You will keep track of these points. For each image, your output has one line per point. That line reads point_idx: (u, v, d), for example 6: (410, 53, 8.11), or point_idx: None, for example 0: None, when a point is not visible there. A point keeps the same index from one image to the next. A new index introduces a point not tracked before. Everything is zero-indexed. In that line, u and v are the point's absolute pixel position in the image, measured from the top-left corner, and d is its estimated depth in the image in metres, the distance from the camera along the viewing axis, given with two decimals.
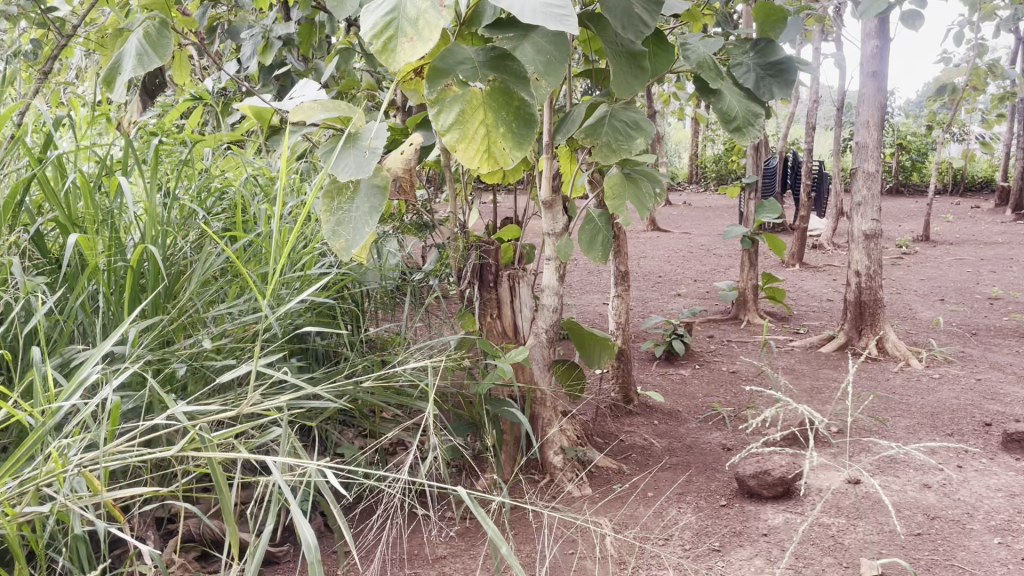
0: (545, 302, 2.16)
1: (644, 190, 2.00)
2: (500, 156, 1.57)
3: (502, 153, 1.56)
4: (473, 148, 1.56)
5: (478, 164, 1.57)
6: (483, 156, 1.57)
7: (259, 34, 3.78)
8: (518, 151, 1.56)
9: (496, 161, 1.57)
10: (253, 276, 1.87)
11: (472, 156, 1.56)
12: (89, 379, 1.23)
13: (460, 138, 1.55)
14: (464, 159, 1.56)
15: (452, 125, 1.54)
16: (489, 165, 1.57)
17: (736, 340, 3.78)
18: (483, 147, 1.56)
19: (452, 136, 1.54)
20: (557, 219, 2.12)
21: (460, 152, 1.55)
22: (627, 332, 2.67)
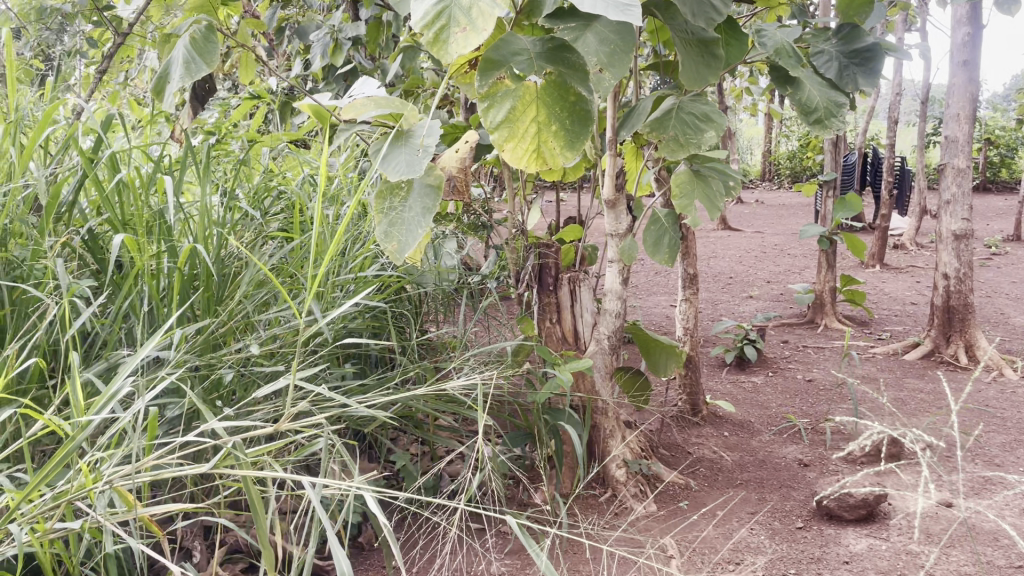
0: (607, 306, 2.05)
1: (714, 188, 1.87)
2: (550, 156, 1.47)
3: (553, 153, 1.47)
4: (522, 147, 1.48)
5: (527, 163, 1.48)
6: (533, 156, 1.48)
7: (325, 34, 3.77)
8: (570, 152, 1.46)
9: (546, 161, 1.47)
10: (304, 279, 1.81)
11: (521, 154, 1.48)
12: (122, 390, 1.18)
13: (509, 135, 1.47)
14: (512, 157, 1.48)
15: (502, 120, 1.45)
16: (538, 164, 1.48)
17: (813, 345, 3.59)
18: (533, 145, 1.47)
19: (500, 133, 1.46)
20: (621, 219, 2.01)
21: (509, 150, 1.47)
22: (695, 337, 2.54)
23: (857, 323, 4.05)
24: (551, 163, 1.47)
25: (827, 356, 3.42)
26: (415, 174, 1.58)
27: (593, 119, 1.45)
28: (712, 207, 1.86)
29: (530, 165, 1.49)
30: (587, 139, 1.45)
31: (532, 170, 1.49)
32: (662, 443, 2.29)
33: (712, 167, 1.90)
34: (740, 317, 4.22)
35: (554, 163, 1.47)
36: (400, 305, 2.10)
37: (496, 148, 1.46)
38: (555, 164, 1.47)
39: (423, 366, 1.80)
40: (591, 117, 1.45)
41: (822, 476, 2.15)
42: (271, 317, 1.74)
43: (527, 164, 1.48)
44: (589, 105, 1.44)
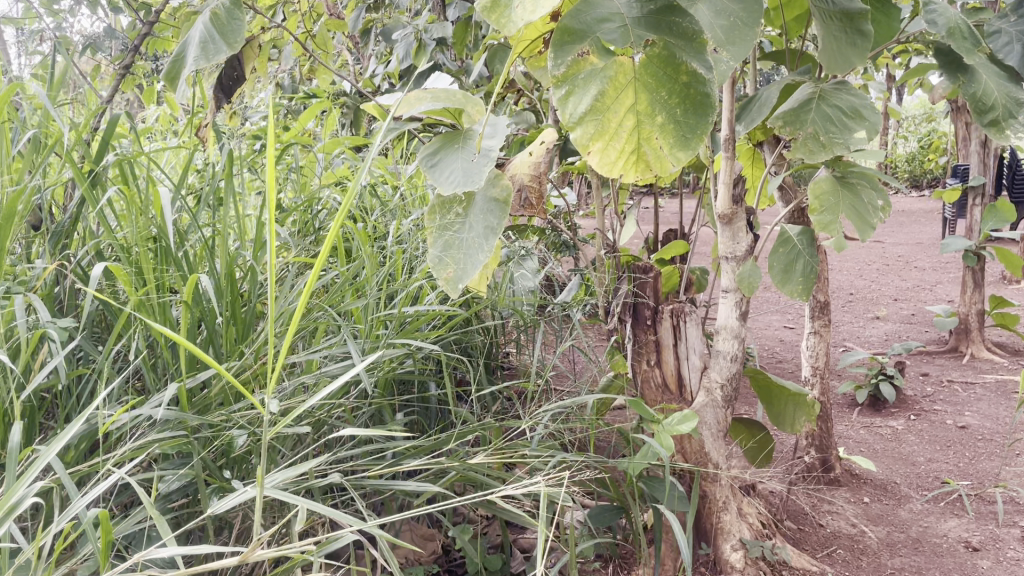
0: (718, 347, 1.63)
1: (866, 201, 1.44)
2: (655, 159, 1.10)
3: (658, 156, 1.09)
4: (616, 148, 1.11)
5: (621, 170, 1.12)
6: (631, 159, 1.11)
7: (409, 35, 3.49)
8: (681, 155, 1.06)
9: (648, 165, 1.10)
10: (343, 314, 1.48)
11: (614, 159, 1.12)
12: (28, 496, 0.85)
13: (596, 134, 1.09)
14: (602, 162, 1.12)
15: (586, 113, 1.08)
16: (638, 171, 1.11)
17: (961, 381, 3.05)
18: (630, 146, 1.10)
19: (584, 132, 1.09)
20: (740, 238, 1.59)
21: (596, 153, 1.11)
22: (826, 379, 2.09)
23: (1009, 354, 3.45)
24: (655, 167, 1.10)
25: (981, 395, 2.87)
26: (473, 187, 1.22)
27: (716, 105, 1.04)
28: (864, 226, 1.42)
29: (628, 172, 1.12)
30: (705, 134, 1.05)
31: (629, 179, 1.12)
32: (787, 513, 1.86)
33: (865, 176, 1.47)
34: (868, 342, 3.68)
35: (659, 168, 1.10)
36: (467, 337, 1.74)
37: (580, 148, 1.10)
38: (662, 169, 1.10)
39: (484, 427, 1.42)
40: (710, 103, 1.04)
41: (1000, 569, 1.69)
42: (301, 362, 1.41)
43: (621, 171, 1.12)
44: (708, 85, 1.03)
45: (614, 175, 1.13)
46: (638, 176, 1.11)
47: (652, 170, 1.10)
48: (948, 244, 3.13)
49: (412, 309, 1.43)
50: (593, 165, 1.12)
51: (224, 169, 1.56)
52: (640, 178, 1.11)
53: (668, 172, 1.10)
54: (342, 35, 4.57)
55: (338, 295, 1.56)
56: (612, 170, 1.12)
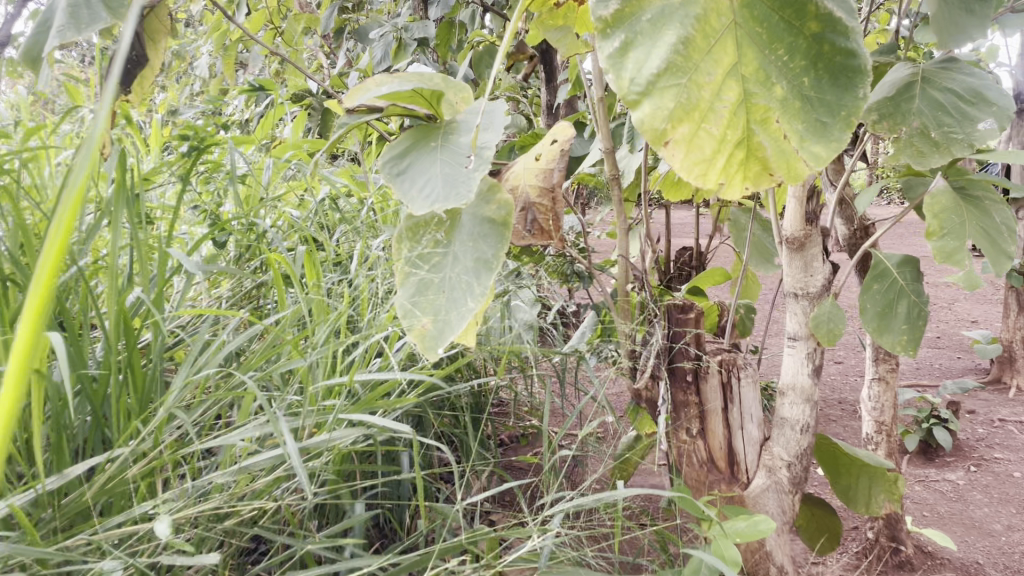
0: (783, 413, 1.24)
1: (999, 221, 1.05)
2: (781, 155, 0.60)
3: (784, 151, 0.60)
4: (711, 135, 0.61)
5: (722, 179, 0.63)
6: (737, 157, 0.62)
7: (387, 33, 3.07)
8: (817, 151, 0.59)
9: (766, 167, 0.61)
10: (281, 378, 1.07)
11: (711, 157, 0.62)
12: None
13: (677, 113, 0.60)
14: (690, 162, 0.62)
15: (659, 76, 0.60)
16: (746, 182, 0.62)
17: (1014, 420, 2.68)
18: (736, 132, 0.61)
19: (658, 109, 0.60)
20: (814, 270, 1.20)
21: (680, 146, 0.61)
22: (891, 436, 1.70)
23: None
24: (782, 170, 0.61)
25: None
26: (463, 205, 0.82)
27: (868, 71, 0.58)
28: (998, 255, 1.03)
29: (732, 181, 0.63)
30: (856, 119, 0.58)
31: (731, 195, 0.63)
32: None
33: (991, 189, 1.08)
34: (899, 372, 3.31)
35: (787, 171, 0.60)
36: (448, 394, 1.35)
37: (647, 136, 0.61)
38: (792, 175, 0.60)
39: (475, 538, 1.02)
40: (858, 65, 0.58)
41: None
42: (219, 448, 0.99)
43: (721, 180, 0.63)
44: (852, 37, 0.58)
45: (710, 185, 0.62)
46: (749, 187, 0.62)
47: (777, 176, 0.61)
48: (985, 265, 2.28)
49: (374, 371, 1.03)
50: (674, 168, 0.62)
51: (122, 177, 1.16)
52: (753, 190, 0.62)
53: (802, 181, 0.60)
54: (316, 36, 4.19)
55: (279, 349, 1.16)
56: (705, 176, 0.62)
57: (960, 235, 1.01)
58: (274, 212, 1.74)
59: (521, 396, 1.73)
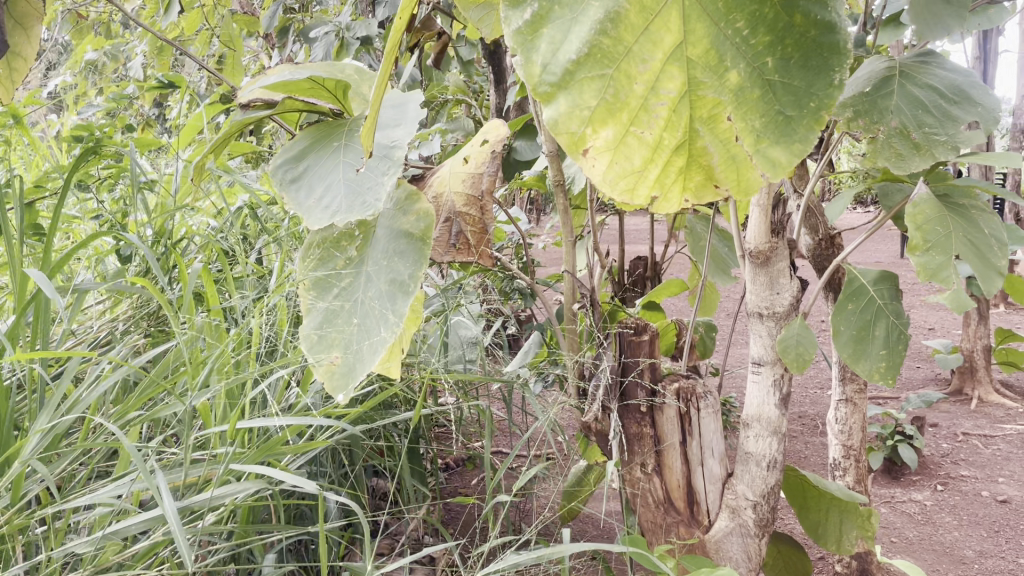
0: (748, 448, 1.10)
1: (987, 233, 0.93)
2: (730, 161, 0.39)
3: (734, 157, 0.39)
4: (643, 138, 0.39)
5: (654, 192, 0.42)
6: (678, 167, 0.40)
7: (330, 32, 2.91)
8: (777, 158, 0.37)
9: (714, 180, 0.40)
10: (161, 424, 0.91)
11: (642, 166, 0.40)
12: None
13: (601, 112, 0.38)
14: (619, 170, 0.41)
15: (577, 60, 0.37)
16: (687, 194, 0.41)
17: (979, 434, 2.59)
18: (676, 135, 0.39)
19: (577, 106, 0.38)
20: (780, 287, 1.07)
21: (603, 149, 0.40)
22: (859, 462, 1.58)
23: (1019, 395, 3.02)
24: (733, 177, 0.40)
25: (1008, 454, 2.41)
26: (372, 215, 0.68)
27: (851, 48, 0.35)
28: (990, 270, 0.91)
29: (667, 193, 0.41)
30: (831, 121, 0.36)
31: (666, 207, 0.42)
32: None
33: (977, 199, 0.97)
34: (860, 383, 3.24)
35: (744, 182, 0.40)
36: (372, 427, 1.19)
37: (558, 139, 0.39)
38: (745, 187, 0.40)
39: None
40: (838, 43, 0.35)
41: None
42: (83, 512, 0.83)
43: (654, 193, 0.41)
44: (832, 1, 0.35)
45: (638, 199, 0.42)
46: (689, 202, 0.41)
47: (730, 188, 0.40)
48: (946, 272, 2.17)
49: (266, 417, 0.86)
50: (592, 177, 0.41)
51: None
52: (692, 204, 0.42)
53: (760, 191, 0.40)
54: (261, 37, 4.01)
55: (166, 387, 0.99)
56: (635, 187, 0.41)
57: (948, 246, 0.89)
58: (186, 224, 1.57)
59: (464, 423, 1.59)
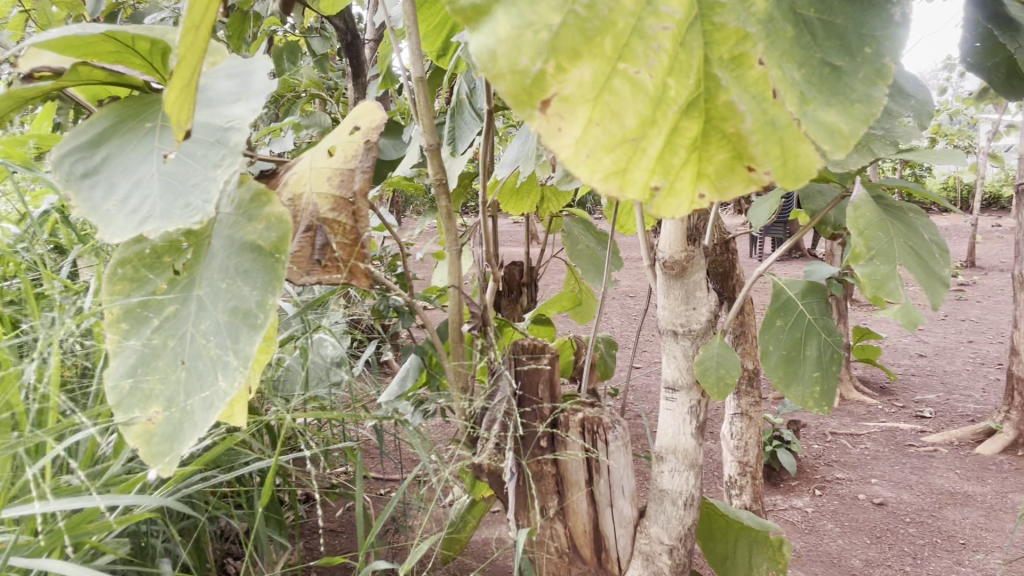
0: (662, 486, 0.97)
1: (926, 240, 0.85)
2: (764, 121, 0.29)
3: (774, 121, 0.30)
4: (636, 85, 0.29)
5: (655, 179, 0.29)
6: (688, 140, 0.30)
7: (166, 16, 2.59)
8: (833, 122, 0.28)
9: (744, 155, 0.29)
10: None
11: (637, 135, 0.29)
12: None
13: (567, 37, 0.29)
14: (599, 145, 0.29)
15: None
16: (705, 179, 0.30)
17: (847, 434, 2.61)
18: (685, 86, 0.29)
19: (525, 27, 0.29)
20: (697, 301, 0.94)
21: (575, 102, 0.29)
22: (753, 478, 1.50)
23: (876, 392, 3.11)
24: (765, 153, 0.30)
25: (876, 453, 2.44)
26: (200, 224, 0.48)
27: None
28: (933, 278, 0.83)
29: (673, 179, 0.30)
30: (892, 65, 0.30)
31: (670, 208, 0.30)
32: None
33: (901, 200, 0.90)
34: None
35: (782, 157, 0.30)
36: (215, 478, 0.98)
37: (500, 86, 0.29)
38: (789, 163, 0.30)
39: None
40: None
41: None
42: None
43: (655, 182, 0.29)
44: None
45: (631, 196, 0.29)
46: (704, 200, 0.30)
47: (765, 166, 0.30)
48: (817, 274, 2.14)
49: (50, 501, 0.63)
50: (560, 157, 0.29)
51: None
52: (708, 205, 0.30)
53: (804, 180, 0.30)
54: None
55: None
56: (625, 171, 0.29)
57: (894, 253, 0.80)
58: None
59: (329, 458, 1.38)
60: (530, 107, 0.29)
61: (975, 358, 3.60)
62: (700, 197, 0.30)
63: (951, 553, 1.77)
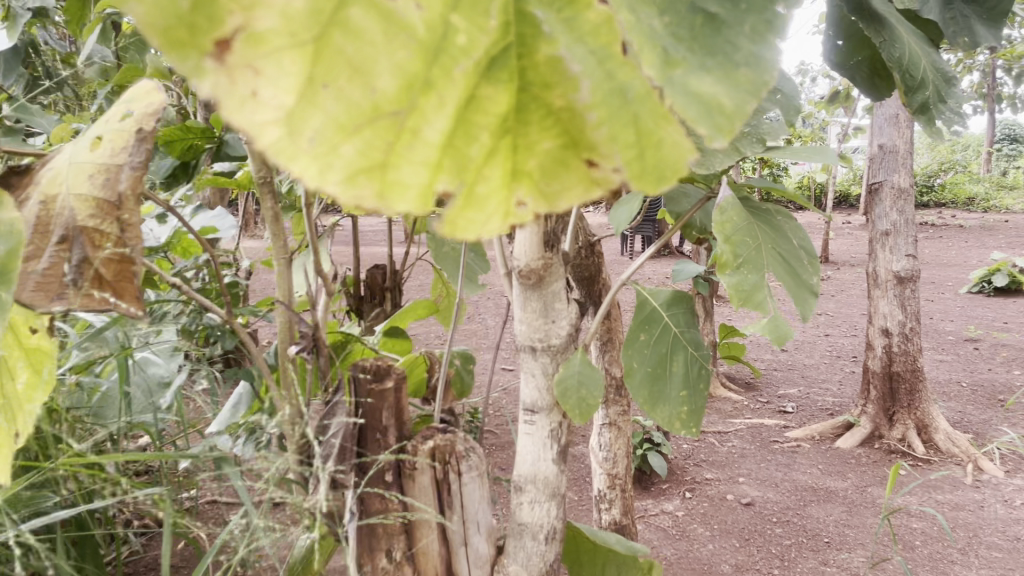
0: (521, 519, 0.86)
1: (792, 245, 0.79)
2: (607, 81, 0.18)
3: (627, 91, 0.18)
4: (392, 21, 0.17)
5: (443, 183, 0.17)
6: (492, 116, 0.18)
7: None
8: (708, 94, 0.20)
9: (582, 136, 0.18)
10: None
11: (403, 107, 0.17)
12: None
13: None
14: (337, 121, 0.16)
15: None
16: (531, 181, 0.18)
17: (715, 432, 2.61)
18: (481, 30, 0.18)
19: None
20: (557, 312, 0.85)
21: (286, 46, 0.16)
22: (621, 489, 1.43)
23: (741, 388, 3.15)
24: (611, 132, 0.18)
25: (742, 451, 2.45)
26: None
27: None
28: (802, 287, 0.77)
29: (470, 177, 0.18)
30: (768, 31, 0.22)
31: (472, 233, 0.18)
32: None
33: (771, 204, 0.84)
34: None
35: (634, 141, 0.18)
36: None
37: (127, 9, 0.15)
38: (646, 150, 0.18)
39: None
40: None
41: None
42: None
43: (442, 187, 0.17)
44: None
45: (403, 213, 0.17)
46: (524, 211, 0.18)
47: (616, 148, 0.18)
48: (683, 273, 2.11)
49: None
50: (262, 142, 0.16)
51: None
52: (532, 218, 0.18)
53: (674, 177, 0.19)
54: None
55: None
56: (385, 166, 0.17)
57: (760, 263, 0.74)
58: None
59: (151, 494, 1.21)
60: (201, 53, 0.16)
61: (831, 351, 3.73)
62: (521, 204, 0.18)
63: (817, 554, 1.76)
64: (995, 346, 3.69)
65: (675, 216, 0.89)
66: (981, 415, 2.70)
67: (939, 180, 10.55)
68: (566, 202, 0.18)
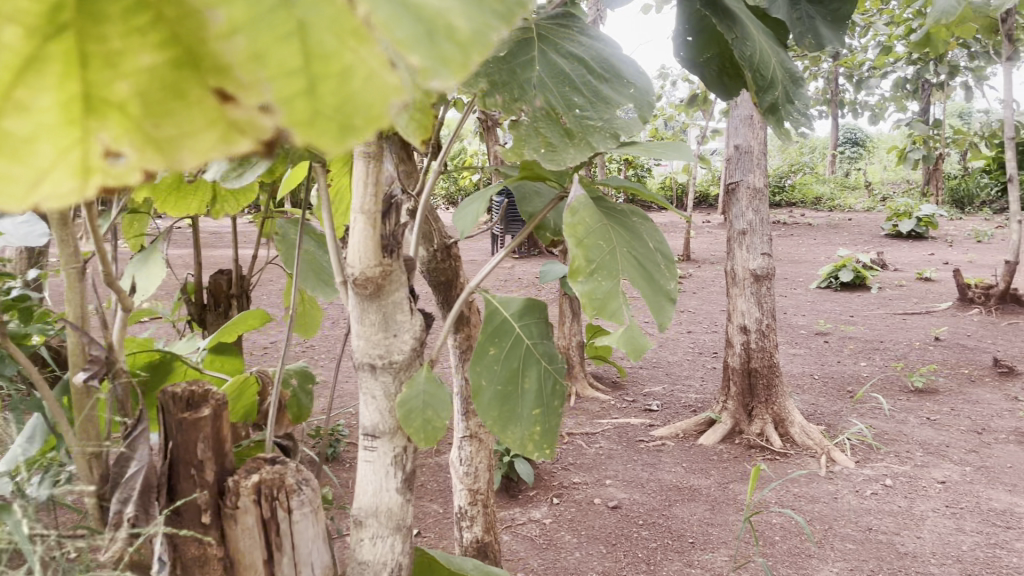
0: (361, 557, 0.77)
1: (648, 250, 0.74)
2: None
3: None
4: None
5: None
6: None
7: None
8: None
9: (199, 48, 0.10)
10: None
11: None
12: None
13: None
14: None
15: None
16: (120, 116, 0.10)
17: (583, 434, 2.59)
18: None
19: None
20: (400, 326, 0.76)
21: None
22: (481, 505, 1.35)
23: (608, 387, 3.16)
24: (275, 39, 0.10)
25: (610, 452, 2.43)
26: None
27: None
28: (659, 292, 0.71)
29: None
30: None
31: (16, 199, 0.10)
32: None
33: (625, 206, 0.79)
34: None
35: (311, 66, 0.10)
36: None
37: None
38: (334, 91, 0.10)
39: None
40: None
41: None
42: None
43: None
44: None
45: None
46: (115, 166, 0.11)
47: (267, 75, 0.10)
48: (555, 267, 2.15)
49: None
50: None
51: None
52: (131, 182, 0.11)
53: (375, 135, 0.11)
54: None
55: None
56: None
57: (615, 267, 0.68)
58: None
59: None
60: None
61: (694, 348, 3.81)
62: (109, 158, 0.10)
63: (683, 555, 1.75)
64: (843, 339, 3.87)
65: (529, 215, 0.82)
66: (832, 407, 2.80)
67: (789, 181, 11.11)
68: (183, 158, 0.11)
